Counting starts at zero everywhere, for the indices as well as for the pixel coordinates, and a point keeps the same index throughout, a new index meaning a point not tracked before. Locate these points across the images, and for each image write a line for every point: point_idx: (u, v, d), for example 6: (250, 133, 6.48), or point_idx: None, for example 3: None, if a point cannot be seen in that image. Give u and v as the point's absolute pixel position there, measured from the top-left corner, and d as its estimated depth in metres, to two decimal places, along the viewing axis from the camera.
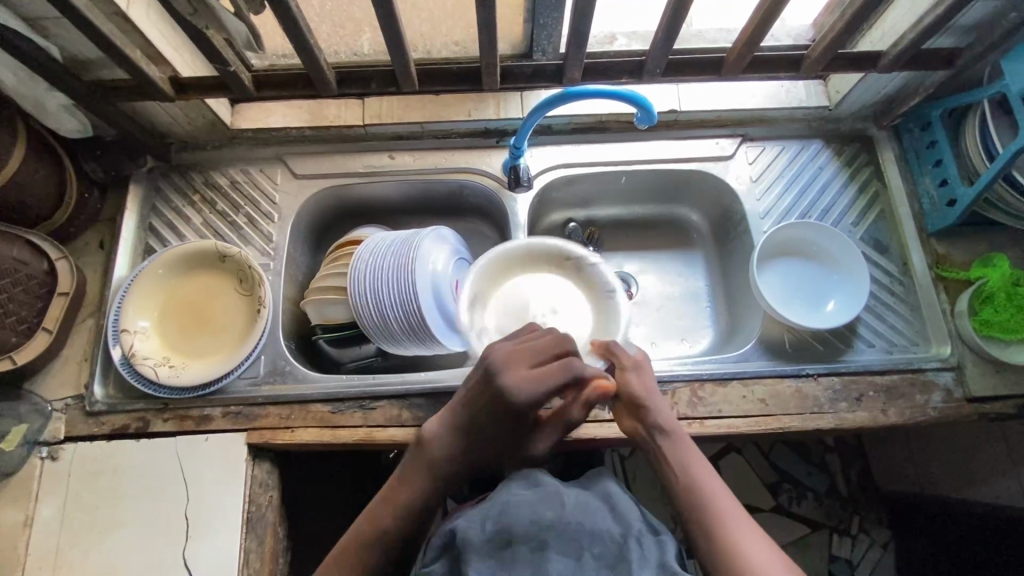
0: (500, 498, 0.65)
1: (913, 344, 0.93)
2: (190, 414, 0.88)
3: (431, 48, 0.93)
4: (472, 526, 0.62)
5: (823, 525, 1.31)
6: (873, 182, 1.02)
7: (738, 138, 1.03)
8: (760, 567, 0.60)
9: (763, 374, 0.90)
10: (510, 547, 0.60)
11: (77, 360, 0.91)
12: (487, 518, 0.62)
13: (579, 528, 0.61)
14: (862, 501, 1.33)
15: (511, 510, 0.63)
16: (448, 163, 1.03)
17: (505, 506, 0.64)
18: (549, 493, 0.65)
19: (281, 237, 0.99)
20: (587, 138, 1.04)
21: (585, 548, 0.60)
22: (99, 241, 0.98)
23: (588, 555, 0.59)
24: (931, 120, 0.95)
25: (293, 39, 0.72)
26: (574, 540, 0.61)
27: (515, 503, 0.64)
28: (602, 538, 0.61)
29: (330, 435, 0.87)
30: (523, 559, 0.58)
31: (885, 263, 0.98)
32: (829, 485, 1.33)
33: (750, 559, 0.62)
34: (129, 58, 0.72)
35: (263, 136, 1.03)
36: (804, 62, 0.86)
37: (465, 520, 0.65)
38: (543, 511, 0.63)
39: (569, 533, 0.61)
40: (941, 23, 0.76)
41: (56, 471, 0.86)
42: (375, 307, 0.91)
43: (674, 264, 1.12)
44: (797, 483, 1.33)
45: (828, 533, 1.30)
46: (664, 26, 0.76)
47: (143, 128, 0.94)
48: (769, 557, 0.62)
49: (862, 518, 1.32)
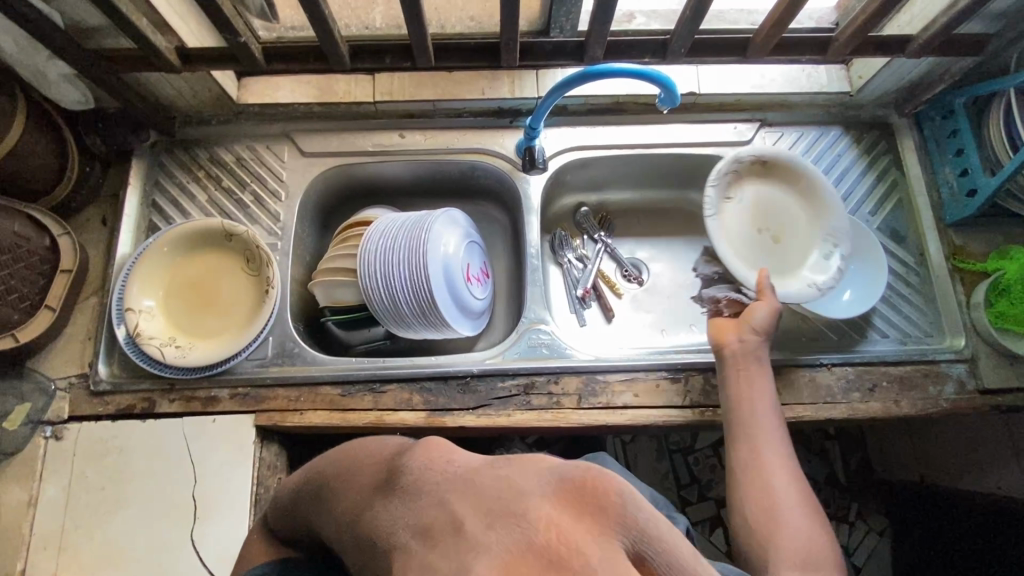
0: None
1: (927, 335, 0.93)
2: (197, 395, 0.87)
3: (446, 22, 0.90)
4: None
5: None
6: (891, 170, 1.00)
7: (756, 124, 1.01)
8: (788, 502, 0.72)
9: (776, 363, 0.89)
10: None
11: (80, 338, 0.90)
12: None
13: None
14: (860, 488, 1.34)
15: None
16: (459, 144, 1.00)
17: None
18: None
19: (288, 216, 0.97)
20: (603, 120, 1.01)
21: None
22: (101, 217, 0.95)
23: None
24: (953, 109, 0.92)
25: (307, 9, 0.69)
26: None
27: None
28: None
29: (339, 418, 0.86)
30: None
31: (902, 253, 0.97)
32: (828, 472, 1.34)
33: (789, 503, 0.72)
34: (135, 26, 0.69)
35: (270, 112, 1.00)
36: (831, 46, 0.83)
37: None
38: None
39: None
40: (976, 7, 0.74)
41: (60, 450, 0.84)
42: (386, 289, 0.89)
43: (687, 251, 1.11)
44: None
45: None
46: (691, 6, 0.74)
47: (147, 101, 0.91)
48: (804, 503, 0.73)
49: (860, 506, 1.32)
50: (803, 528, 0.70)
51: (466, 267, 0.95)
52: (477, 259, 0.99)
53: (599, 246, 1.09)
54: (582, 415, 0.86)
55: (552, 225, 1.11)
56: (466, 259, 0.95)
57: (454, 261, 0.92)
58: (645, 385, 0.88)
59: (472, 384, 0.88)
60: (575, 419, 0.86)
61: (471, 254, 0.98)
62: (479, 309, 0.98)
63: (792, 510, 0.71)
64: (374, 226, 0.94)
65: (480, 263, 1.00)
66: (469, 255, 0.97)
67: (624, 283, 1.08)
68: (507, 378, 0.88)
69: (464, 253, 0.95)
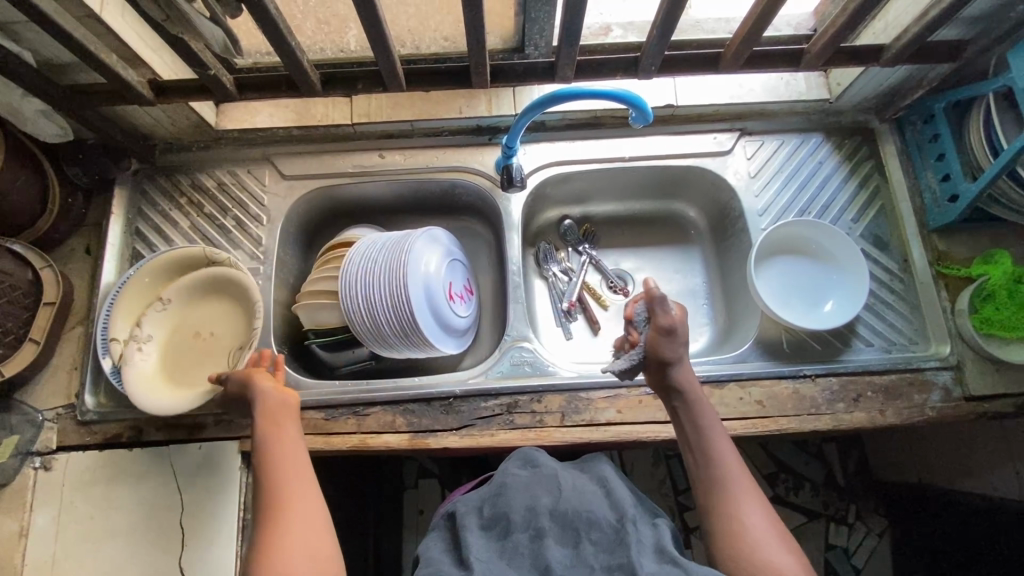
0: (501, 480, 0.71)
1: (912, 342, 0.92)
2: (183, 422, 0.88)
3: (420, 43, 0.90)
4: (472, 514, 0.69)
5: (820, 514, 1.30)
6: (873, 176, 1.00)
7: (736, 133, 1.01)
8: (755, 539, 0.64)
9: (760, 375, 0.89)
10: (509, 536, 0.64)
11: (67, 368, 0.91)
12: (486, 504, 0.69)
13: (575, 515, 0.65)
14: (859, 490, 1.33)
15: (508, 500, 0.68)
16: (439, 162, 1.00)
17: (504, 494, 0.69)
18: (544, 477, 0.71)
19: (270, 240, 0.98)
20: (582, 135, 1.01)
21: (583, 535, 0.63)
22: (85, 246, 0.96)
23: (586, 542, 0.63)
24: (934, 113, 0.91)
25: (274, 42, 0.69)
26: (573, 526, 0.64)
27: (512, 493, 0.68)
28: (599, 523, 0.64)
29: (323, 442, 0.86)
30: (523, 547, 0.63)
31: (885, 260, 0.96)
32: (826, 474, 1.33)
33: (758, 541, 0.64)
34: (103, 63, 0.70)
35: (250, 136, 1.00)
36: (805, 57, 0.83)
37: (468, 511, 0.69)
38: (541, 499, 0.67)
39: (569, 522, 0.65)
40: (947, 16, 0.73)
41: (49, 481, 0.85)
42: (367, 312, 0.89)
43: (672, 261, 1.10)
44: (794, 472, 1.33)
45: (825, 521, 1.30)
46: (659, 25, 0.74)
47: (125, 131, 0.92)
48: (778, 539, 0.64)
49: (859, 507, 1.31)
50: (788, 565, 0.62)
51: (446, 285, 0.95)
52: (459, 275, 0.99)
53: (583, 258, 1.09)
54: (566, 434, 0.86)
55: (535, 239, 1.11)
56: (445, 275, 0.95)
57: (433, 278, 0.92)
58: (628, 401, 0.88)
59: (456, 405, 0.88)
60: (559, 437, 0.86)
61: (451, 271, 0.97)
62: (461, 325, 0.97)
63: (764, 535, 0.65)
64: (357, 249, 0.94)
65: (462, 279, 1.00)
66: (449, 272, 0.97)
67: (610, 294, 1.08)
68: (490, 397, 0.88)
69: (445, 270, 0.95)
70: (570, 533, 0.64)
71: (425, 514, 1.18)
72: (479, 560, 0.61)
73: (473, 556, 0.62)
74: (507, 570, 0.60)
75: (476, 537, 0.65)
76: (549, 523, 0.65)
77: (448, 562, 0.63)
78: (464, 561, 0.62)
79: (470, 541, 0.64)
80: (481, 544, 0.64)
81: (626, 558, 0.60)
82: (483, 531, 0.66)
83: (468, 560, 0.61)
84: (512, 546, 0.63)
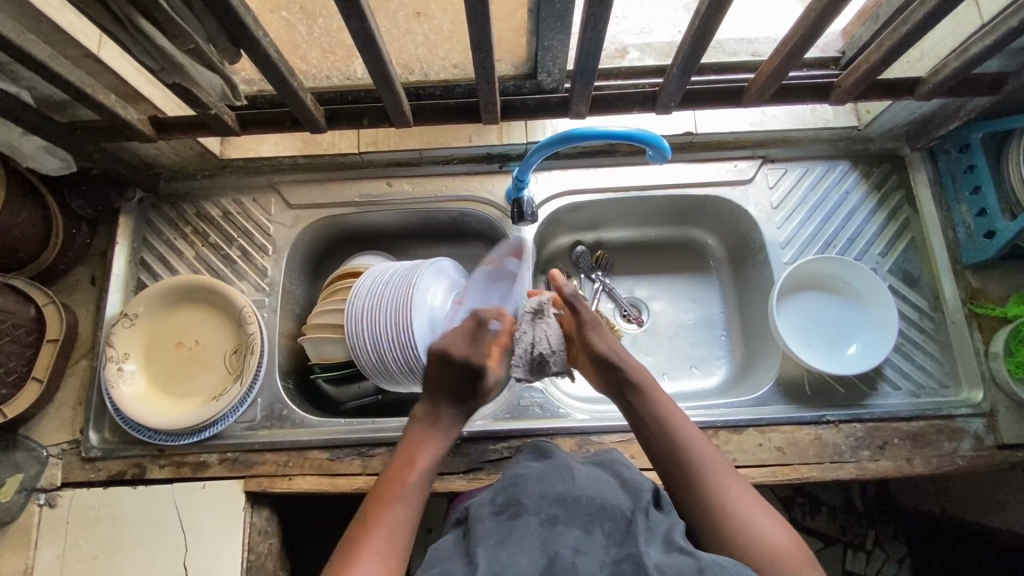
0: (515, 473, 0.62)
1: (942, 386, 0.88)
2: (187, 460, 0.87)
3: (429, 71, 0.83)
4: (482, 503, 0.58)
5: (838, 540, 1.16)
6: (903, 208, 0.95)
7: (758, 161, 0.97)
8: (744, 520, 0.59)
9: (781, 421, 0.85)
10: (518, 518, 0.53)
11: (71, 404, 0.90)
12: (499, 492, 0.58)
13: (588, 503, 0.54)
14: (878, 514, 1.18)
15: (522, 488, 0.58)
16: (449, 191, 0.98)
17: (518, 486, 0.58)
18: (559, 469, 0.61)
19: (275, 271, 0.95)
20: (595, 163, 0.98)
21: (596, 523, 0.52)
22: (90, 277, 0.95)
23: (598, 531, 0.52)
24: (970, 143, 0.86)
25: (277, 83, 0.66)
26: (584, 514, 0.53)
27: (525, 481, 0.59)
28: (611, 513, 0.53)
29: (329, 483, 0.85)
30: (531, 530, 0.51)
31: (915, 298, 0.92)
32: (845, 497, 1.19)
33: (749, 523, 0.59)
34: (102, 104, 0.68)
35: (255, 165, 0.98)
36: (834, 91, 0.79)
37: (479, 499, 0.59)
38: (554, 485, 0.57)
39: (581, 509, 0.54)
40: (989, 53, 0.68)
41: (53, 518, 0.84)
42: (373, 349, 0.85)
43: (689, 290, 1.06)
44: (811, 495, 1.19)
45: (842, 547, 1.15)
46: (679, 63, 0.71)
47: (130, 162, 0.90)
48: (767, 516, 0.60)
49: (878, 532, 1.16)
50: (786, 543, 0.57)
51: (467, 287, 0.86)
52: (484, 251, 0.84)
53: (596, 286, 1.05)
54: None
55: (547, 265, 1.07)
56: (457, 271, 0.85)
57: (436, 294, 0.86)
58: (641, 446, 0.85)
59: (463, 447, 0.86)
60: None
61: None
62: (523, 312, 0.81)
63: (752, 515, 0.60)
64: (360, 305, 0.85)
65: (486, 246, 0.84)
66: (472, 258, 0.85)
67: (624, 324, 1.04)
68: (498, 440, 0.86)
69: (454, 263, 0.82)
70: (581, 517, 0.53)
71: (433, 533, 1.11)
72: (486, 547, 0.50)
73: (481, 542, 0.51)
74: (512, 554, 0.49)
75: (485, 524, 0.54)
76: (562, 508, 0.54)
77: (455, 557, 0.51)
78: (471, 550, 0.51)
79: (476, 531, 0.53)
80: (488, 530, 0.53)
81: (635, 548, 0.49)
82: (492, 516, 0.55)
83: (474, 547, 0.51)
84: (520, 529, 0.52)
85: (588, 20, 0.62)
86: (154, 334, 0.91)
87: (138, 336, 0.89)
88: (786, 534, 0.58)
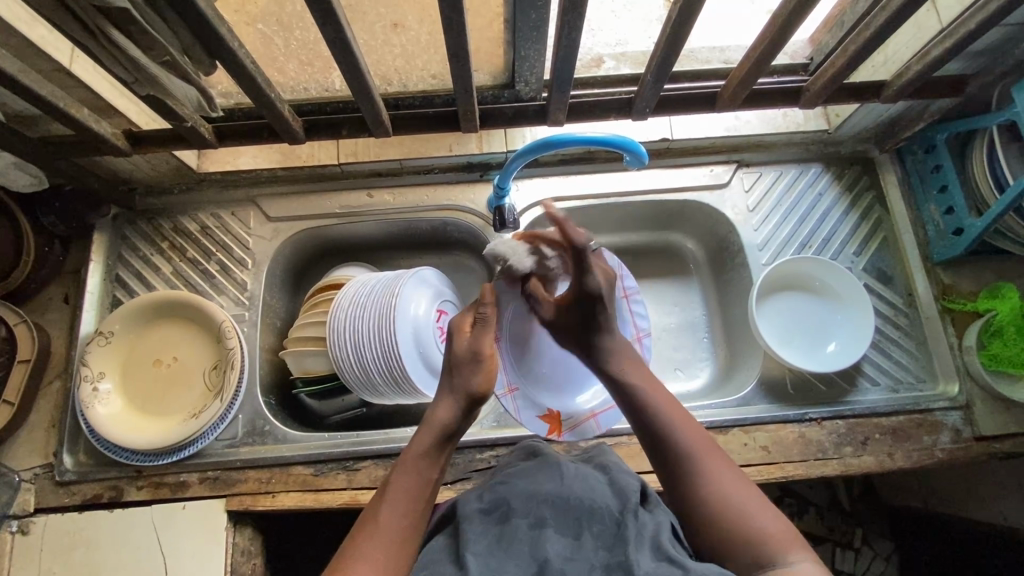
0: (503, 474, 0.62)
1: (919, 381, 0.90)
2: (166, 481, 0.84)
3: (407, 82, 0.83)
4: (469, 502, 0.57)
5: (826, 539, 1.15)
6: (875, 209, 0.97)
7: (733, 165, 0.99)
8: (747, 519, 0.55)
9: (764, 420, 0.86)
10: (507, 522, 0.53)
11: (44, 427, 0.87)
12: (485, 491, 0.58)
13: (577, 504, 0.54)
14: (863, 512, 1.18)
15: (509, 488, 0.57)
16: (430, 201, 0.98)
17: (506, 485, 0.58)
18: (547, 465, 0.61)
19: (255, 285, 0.94)
20: (575, 170, 0.99)
21: (584, 526, 0.52)
22: (63, 295, 0.93)
23: (587, 534, 0.51)
24: (935, 144, 0.89)
25: (255, 95, 0.66)
26: (572, 516, 0.53)
27: (513, 481, 0.58)
28: (600, 513, 0.53)
29: (313, 499, 0.83)
30: (519, 537, 0.51)
31: (890, 295, 0.94)
32: (830, 496, 1.18)
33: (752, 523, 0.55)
34: (74, 118, 0.67)
35: (232, 178, 0.97)
36: (804, 95, 0.81)
37: (467, 498, 0.59)
38: (543, 484, 0.57)
39: (569, 511, 0.53)
40: (949, 56, 0.71)
41: (26, 546, 0.81)
42: (355, 359, 0.84)
43: (671, 293, 1.07)
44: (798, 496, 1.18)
45: (831, 546, 1.14)
46: (653, 70, 0.72)
47: (103, 177, 0.89)
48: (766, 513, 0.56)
49: (864, 531, 1.16)
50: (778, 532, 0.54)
51: None
52: None
53: None
54: None
55: None
56: None
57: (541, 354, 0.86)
58: (630, 449, 0.85)
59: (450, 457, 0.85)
60: None
61: None
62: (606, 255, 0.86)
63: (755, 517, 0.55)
64: (549, 426, 0.83)
65: None
66: None
67: None
68: (485, 448, 0.85)
69: None
70: (570, 521, 0.52)
71: None
72: (476, 554, 0.50)
73: (469, 550, 0.50)
74: (503, 565, 0.49)
75: (474, 527, 0.53)
76: (551, 511, 0.53)
77: (444, 561, 0.51)
78: (459, 556, 0.51)
79: (464, 537, 0.52)
80: (478, 535, 0.52)
81: (625, 556, 0.48)
82: (480, 516, 0.54)
83: (463, 554, 0.50)
84: (509, 535, 0.52)
85: (563, 28, 0.63)
86: (133, 354, 0.89)
87: (118, 355, 0.88)
88: (779, 523, 0.55)
